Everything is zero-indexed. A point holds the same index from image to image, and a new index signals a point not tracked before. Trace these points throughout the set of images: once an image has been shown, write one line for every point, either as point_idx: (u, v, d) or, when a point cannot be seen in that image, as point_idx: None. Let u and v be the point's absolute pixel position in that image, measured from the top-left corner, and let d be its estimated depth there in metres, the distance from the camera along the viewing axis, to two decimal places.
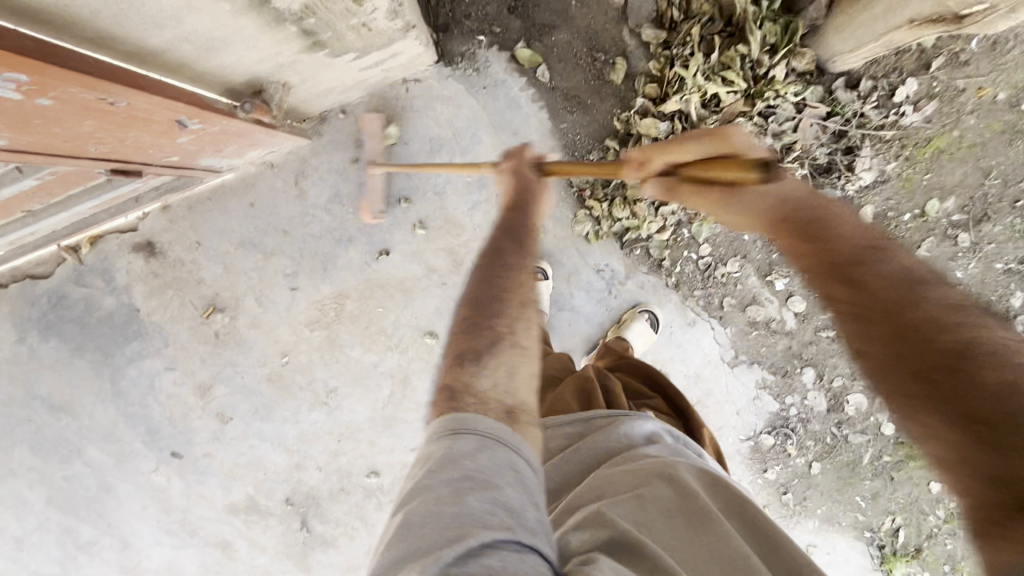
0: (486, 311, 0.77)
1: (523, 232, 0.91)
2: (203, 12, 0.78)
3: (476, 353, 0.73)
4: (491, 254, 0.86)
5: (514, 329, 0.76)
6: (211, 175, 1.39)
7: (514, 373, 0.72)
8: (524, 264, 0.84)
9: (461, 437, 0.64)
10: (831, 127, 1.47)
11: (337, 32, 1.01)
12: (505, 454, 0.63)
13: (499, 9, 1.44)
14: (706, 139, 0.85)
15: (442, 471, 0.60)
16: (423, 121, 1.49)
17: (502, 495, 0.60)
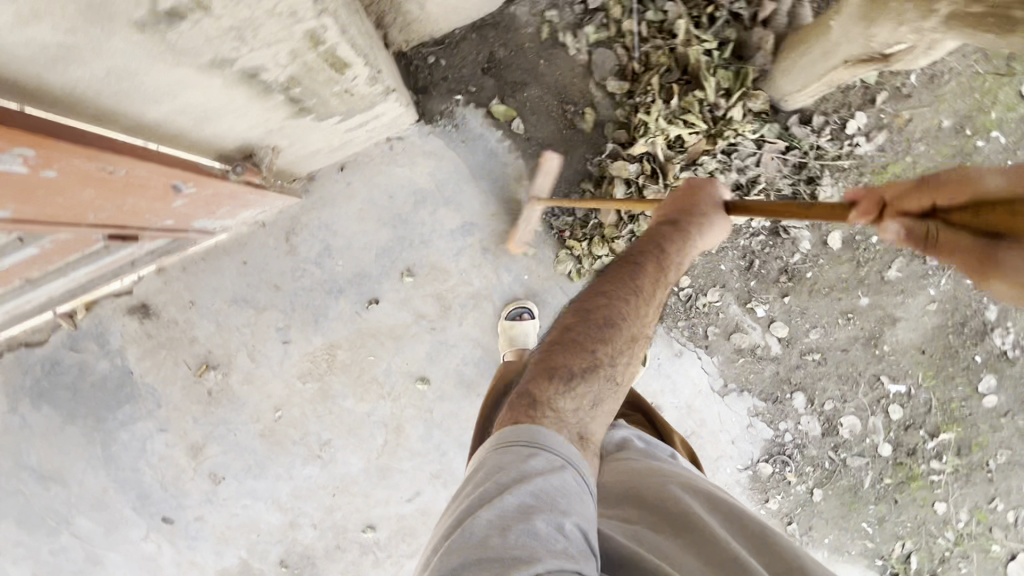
0: (601, 326, 0.82)
1: (672, 260, 0.89)
2: (197, 87, 0.85)
3: (576, 371, 0.78)
4: (633, 276, 0.86)
5: (618, 363, 0.82)
6: (205, 236, 1.44)
7: (594, 406, 0.79)
8: (647, 302, 0.85)
9: (536, 456, 0.70)
10: (791, 160, 1.56)
11: (322, 98, 1.09)
12: (572, 479, 0.70)
13: (474, 71, 1.56)
14: (1009, 174, 0.66)
15: (518, 486, 0.67)
16: (406, 174, 1.56)
17: (567, 519, 0.66)
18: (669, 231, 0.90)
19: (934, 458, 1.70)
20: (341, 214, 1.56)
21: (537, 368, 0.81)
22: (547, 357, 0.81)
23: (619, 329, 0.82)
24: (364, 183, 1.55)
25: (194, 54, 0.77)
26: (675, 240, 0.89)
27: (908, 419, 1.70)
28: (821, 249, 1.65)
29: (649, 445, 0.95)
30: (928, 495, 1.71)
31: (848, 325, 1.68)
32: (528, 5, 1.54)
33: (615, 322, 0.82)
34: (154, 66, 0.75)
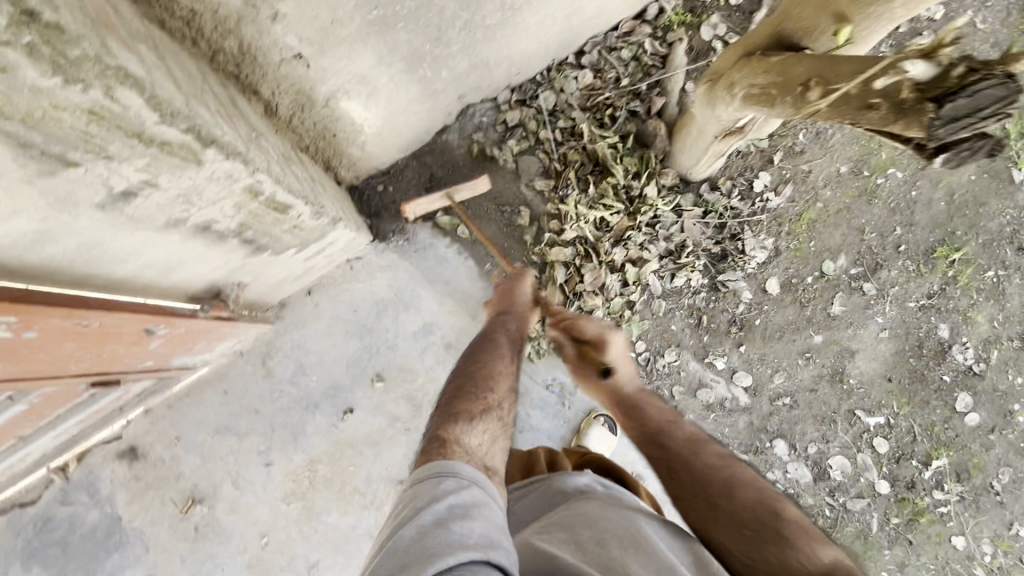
0: (486, 382, 1.08)
1: (516, 331, 1.24)
2: (159, 244, 1.03)
3: (475, 414, 1.01)
4: (496, 343, 1.18)
5: (504, 408, 1.06)
6: (187, 371, 1.56)
7: (493, 440, 0.99)
8: (511, 360, 1.16)
9: (445, 479, 0.84)
10: (710, 223, 1.72)
11: (274, 236, 1.27)
12: (479, 492, 0.84)
13: (418, 192, 1.79)
14: (597, 329, 1.25)
15: (431, 503, 0.79)
16: (368, 288, 1.72)
17: (479, 522, 0.77)
18: (510, 313, 1.28)
19: (936, 489, 1.67)
20: (312, 333, 1.69)
21: (441, 418, 1.00)
22: (447, 406, 1.03)
23: (500, 380, 1.10)
24: (330, 302, 1.71)
25: (151, 219, 0.94)
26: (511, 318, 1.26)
27: (896, 450, 1.68)
28: (762, 297, 1.74)
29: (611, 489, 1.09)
30: (942, 530, 1.66)
31: (809, 364, 1.73)
32: (457, 131, 1.80)
33: (495, 375, 1.10)
34: (118, 235, 0.92)
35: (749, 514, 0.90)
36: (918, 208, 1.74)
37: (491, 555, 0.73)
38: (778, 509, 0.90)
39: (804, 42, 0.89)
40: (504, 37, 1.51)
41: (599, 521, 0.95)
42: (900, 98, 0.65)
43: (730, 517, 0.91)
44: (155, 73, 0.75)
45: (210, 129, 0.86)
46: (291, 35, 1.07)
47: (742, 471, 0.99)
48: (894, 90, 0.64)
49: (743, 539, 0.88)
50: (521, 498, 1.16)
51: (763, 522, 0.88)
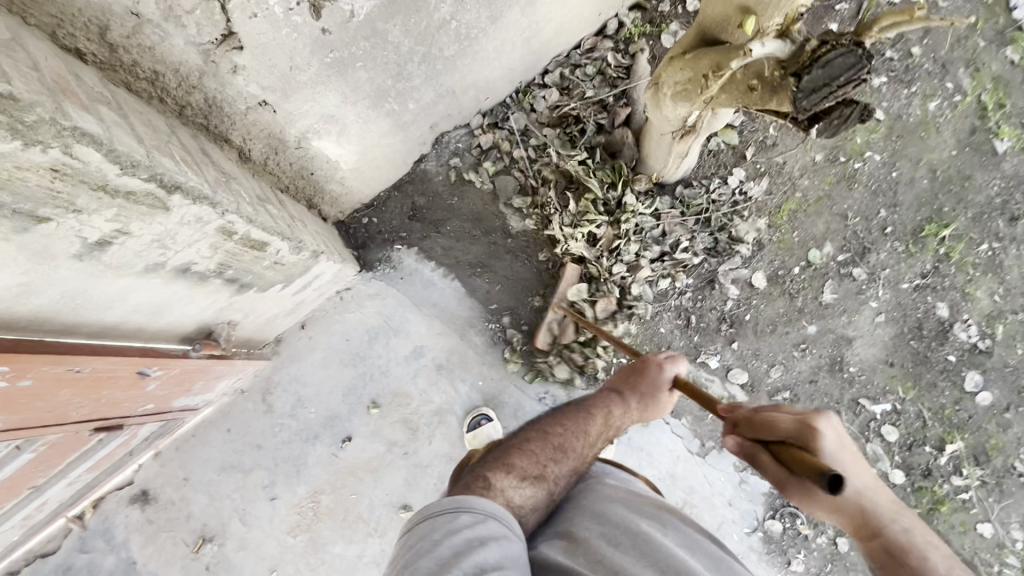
0: (553, 453, 1.03)
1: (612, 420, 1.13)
2: (141, 289, 1.09)
3: (527, 474, 0.97)
4: (583, 421, 1.11)
5: (561, 485, 1.00)
6: (190, 412, 1.62)
7: (535, 506, 0.94)
8: (591, 446, 1.07)
9: (463, 512, 0.84)
10: (691, 221, 1.72)
11: (257, 272, 1.33)
12: (497, 524, 0.84)
13: (401, 221, 1.85)
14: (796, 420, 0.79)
15: (448, 537, 0.79)
16: (359, 317, 1.77)
17: (496, 552, 0.79)
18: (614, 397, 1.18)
19: (955, 475, 1.59)
20: (308, 365, 1.74)
21: (494, 463, 0.99)
22: (503, 454, 1.01)
23: (571, 457, 1.04)
24: (324, 334, 1.76)
25: (129, 266, 1.01)
26: (617, 405, 1.15)
27: (907, 438, 1.62)
28: (750, 291, 1.73)
29: (609, 470, 1.06)
30: (966, 518, 1.59)
31: (806, 356, 1.69)
32: (435, 159, 1.87)
33: (568, 449, 1.05)
34: (98, 283, 0.99)
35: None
36: (900, 188, 1.73)
37: None
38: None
39: (723, 36, 0.93)
40: (466, 65, 1.58)
41: (608, 517, 0.90)
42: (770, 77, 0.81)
43: None
44: (114, 130, 0.82)
45: (173, 176, 0.92)
46: (253, 84, 1.15)
47: None
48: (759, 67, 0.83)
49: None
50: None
51: None
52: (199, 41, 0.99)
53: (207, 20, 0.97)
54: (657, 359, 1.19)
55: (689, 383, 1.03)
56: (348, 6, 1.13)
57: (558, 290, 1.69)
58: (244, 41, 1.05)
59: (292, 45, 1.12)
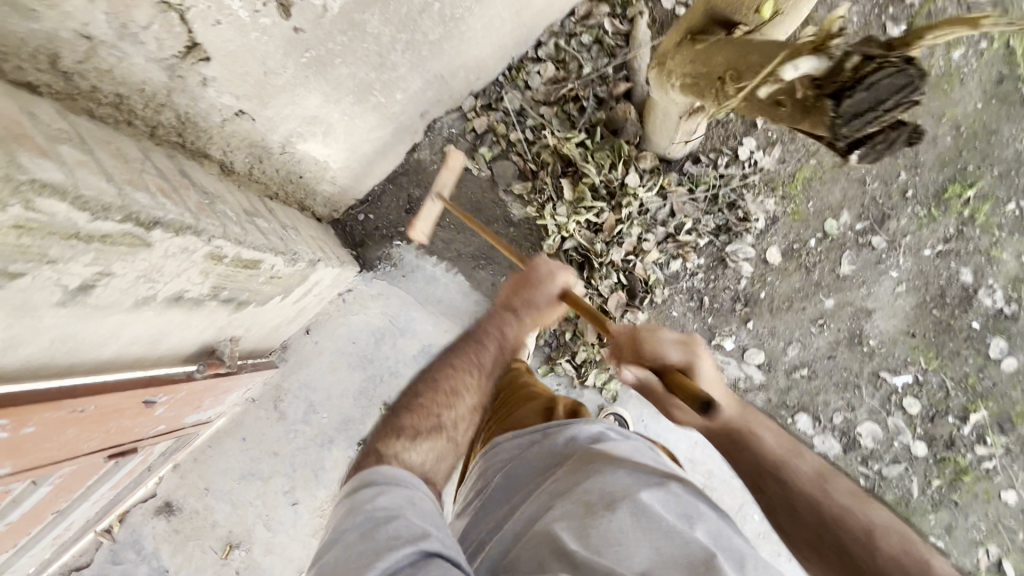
0: (441, 397, 1.05)
1: (502, 342, 1.19)
2: (136, 323, 1.06)
3: (420, 431, 0.98)
4: (472, 354, 1.15)
5: (457, 425, 1.05)
6: (203, 425, 1.62)
7: (437, 456, 0.98)
8: (485, 374, 1.14)
9: (365, 490, 0.84)
10: (700, 197, 1.64)
11: (254, 289, 1.29)
12: (401, 492, 0.84)
13: (399, 215, 1.78)
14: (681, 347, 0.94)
15: (355, 519, 0.80)
16: (364, 319, 1.74)
17: (404, 520, 0.79)
18: (505, 319, 1.22)
19: (978, 444, 1.55)
20: (316, 370, 1.73)
21: (384, 428, 0.99)
22: (392, 417, 1.01)
23: (463, 397, 1.08)
24: (329, 339, 1.73)
25: (120, 303, 0.97)
26: (507, 327, 1.20)
27: (930, 408, 1.58)
28: (764, 267, 1.66)
29: (624, 436, 1.10)
30: (990, 487, 1.53)
31: (824, 331, 1.64)
32: (428, 147, 1.78)
33: (459, 390, 1.08)
34: (89, 324, 0.95)
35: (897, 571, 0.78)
36: (922, 148, 1.64)
37: (420, 547, 0.75)
38: (925, 559, 0.80)
39: (735, 15, 0.89)
40: (454, 47, 1.48)
41: (608, 484, 0.92)
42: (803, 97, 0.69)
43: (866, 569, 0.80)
44: (79, 172, 0.76)
45: (147, 212, 0.86)
46: (227, 95, 1.07)
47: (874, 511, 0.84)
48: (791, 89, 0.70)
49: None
50: (530, 448, 1.13)
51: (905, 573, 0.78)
52: (160, 57, 0.91)
53: (168, 33, 0.89)
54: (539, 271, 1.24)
55: (582, 304, 1.16)
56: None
57: (436, 179, 1.46)
58: (211, 50, 0.96)
59: (263, 49, 1.03)
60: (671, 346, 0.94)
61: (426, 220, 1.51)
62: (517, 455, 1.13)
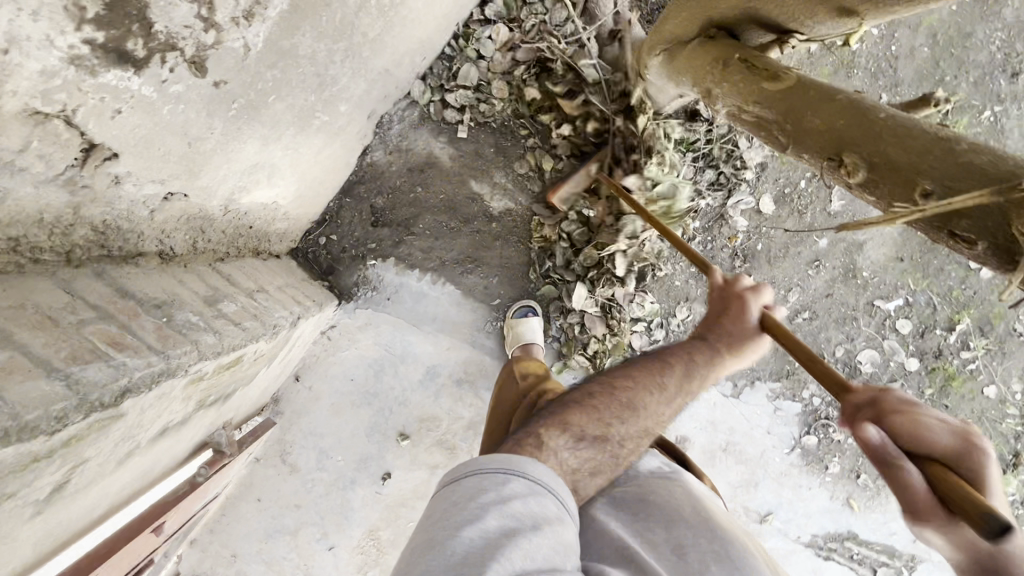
0: (618, 408, 0.82)
1: (690, 372, 0.85)
2: (125, 474, 0.90)
3: (588, 434, 0.78)
4: (653, 368, 0.87)
5: (626, 445, 0.81)
6: (212, 503, 1.49)
7: (593, 471, 0.78)
8: (659, 400, 0.84)
9: (514, 480, 0.67)
10: (692, 158, 1.53)
11: (242, 377, 1.13)
12: (550, 501, 0.68)
13: (365, 231, 1.58)
14: (959, 434, 0.51)
15: (490, 505, 0.64)
16: (356, 352, 1.61)
17: (548, 538, 0.64)
18: (696, 344, 0.88)
19: (963, 349, 1.66)
20: (319, 416, 1.61)
21: (548, 415, 0.80)
22: (564, 406, 0.82)
23: (640, 413, 0.82)
24: (323, 381, 1.61)
25: (102, 473, 0.80)
26: (701, 351, 0.86)
27: (920, 326, 1.66)
28: (759, 218, 1.61)
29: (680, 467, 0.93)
30: (974, 386, 1.67)
31: (821, 272, 1.65)
32: (381, 148, 1.56)
33: (636, 404, 0.83)
34: (73, 507, 0.78)
35: None
36: (900, 64, 1.57)
37: None
38: None
39: (791, 23, 0.80)
40: (397, 35, 1.22)
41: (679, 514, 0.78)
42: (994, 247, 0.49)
43: None
44: (8, 390, 0.57)
45: (107, 390, 0.67)
46: (148, 184, 0.84)
47: None
48: (990, 230, 0.49)
49: None
50: None
51: None
52: (51, 176, 0.67)
53: (53, 144, 0.65)
54: (738, 289, 0.86)
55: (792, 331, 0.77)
56: (239, 39, 0.79)
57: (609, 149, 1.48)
58: (117, 144, 0.73)
59: (182, 118, 0.79)
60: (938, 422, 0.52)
61: (576, 182, 1.50)
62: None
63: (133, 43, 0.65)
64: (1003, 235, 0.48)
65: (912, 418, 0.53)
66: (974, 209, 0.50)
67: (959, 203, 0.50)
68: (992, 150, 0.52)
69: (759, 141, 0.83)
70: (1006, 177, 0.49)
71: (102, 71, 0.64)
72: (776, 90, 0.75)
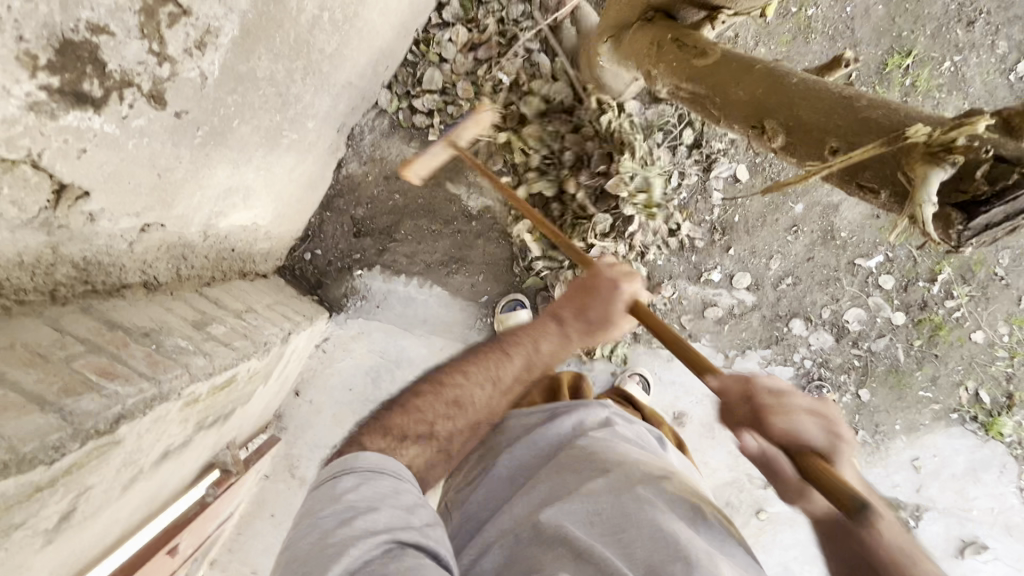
0: (444, 406, 0.81)
1: (531, 359, 0.88)
2: (130, 499, 0.92)
3: (411, 433, 0.77)
4: (496, 357, 0.87)
5: (454, 442, 0.81)
6: (226, 523, 1.53)
7: (431, 467, 0.79)
8: (494, 391, 0.84)
9: (343, 478, 0.70)
10: (663, 141, 1.57)
11: (238, 396, 1.16)
12: (387, 481, 0.70)
13: (349, 241, 1.61)
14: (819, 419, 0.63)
15: (324, 511, 0.66)
16: (351, 362, 1.65)
17: (385, 512, 0.66)
18: (549, 330, 0.90)
19: (947, 298, 1.67)
20: (321, 427, 1.65)
21: (372, 421, 0.79)
22: (397, 407, 0.80)
23: (467, 411, 0.82)
24: (323, 393, 1.64)
25: (106, 500, 0.83)
26: (550, 337, 0.89)
27: (903, 280, 1.67)
28: (735, 188, 1.63)
29: (630, 423, 0.98)
30: (962, 333, 1.69)
31: (800, 236, 1.67)
32: (355, 159, 1.59)
33: (463, 401, 0.82)
34: (81, 535, 0.81)
35: None
36: (857, 24, 1.60)
37: (404, 538, 0.65)
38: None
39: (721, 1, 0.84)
40: (355, 48, 1.24)
41: (607, 473, 0.80)
42: (897, 191, 0.56)
43: None
44: (5, 424, 0.60)
45: (100, 418, 0.70)
46: (123, 219, 0.86)
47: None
48: (890, 177, 0.56)
49: None
50: (528, 433, 0.95)
51: None
52: (26, 220, 0.70)
53: (23, 189, 0.68)
54: (613, 276, 0.90)
55: (660, 321, 0.84)
56: (195, 69, 0.82)
57: (461, 123, 1.36)
58: (87, 182, 0.75)
59: (149, 150, 0.82)
60: (809, 419, 0.63)
61: (430, 161, 1.40)
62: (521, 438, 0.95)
63: (89, 84, 0.68)
64: (900, 180, 0.55)
65: (789, 417, 0.63)
66: (875, 159, 0.57)
67: (863, 155, 0.57)
68: (886, 104, 0.59)
69: (696, 115, 0.89)
70: (900, 126, 0.56)
71: (63, 114, 0.67)
72: (705, 65, 0.81)
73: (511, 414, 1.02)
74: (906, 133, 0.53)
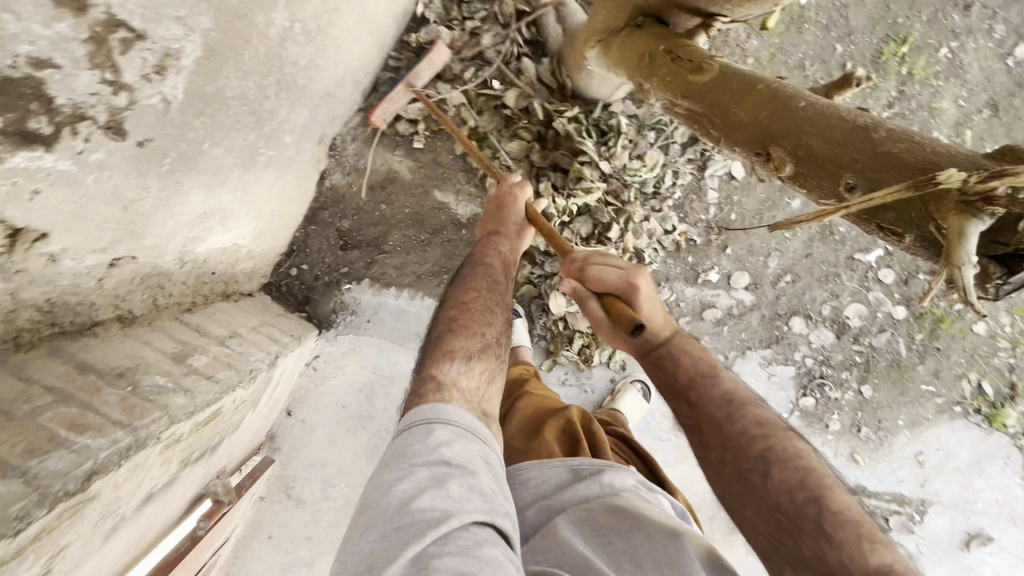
0: (473, 309, 0.89)
1: (504, 259, 1.07)
2: (114, 546, 0.88)
3: (472, 351, 0.82)
4: (484, 268, 1.01)
5: (501, 342, 0.89)
6: (219, 556, 1.45)
7: (491, 381, 0.82)
8: (503, 288, 0.99)
9: (437, 428, 0.68)
10: (653, 140, 1.53)
11: (226, 426, 1.12)
12: (478, 446, 0.70)
13: (335, 255, 1.56)
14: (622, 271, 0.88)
15: (419, 460, 0.65)
16: (343, 379, 1.61)
17: (476, 481, 0.65)
18: (497, 240, 1.11)
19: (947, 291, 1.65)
20: (315, 447, 1.61)
21: (433, 355, 0.81)
22: (440, 339, 0.84)
23: (496, 311, 0.92)
24: (315, 412, 1.60)
25: (87, 554, 0.79)
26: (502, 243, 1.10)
27: (902, 273, 1.65)
28: (730, 186, 1.59)
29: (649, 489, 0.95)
30: (963, 325, 1.67)
31: (797, 232, 1.63)
32: (338, 170, 1.53)
33: (494, 306, 0.92)
34: None
35: (790, 503, 0.74)
36: (851, 12, 1.55)
37: (495, 519, 0.64)
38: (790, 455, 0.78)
39: (716, 9, 0.80)
40: (331, 57, 1.19)
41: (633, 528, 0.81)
42: (926, 235, 0.52)
43: (763, 505, 0.76)
44: None
45: (69, 478, 0.66)
46: (87, 255, 0.81)
47: (793, 448, 0.78)
48: (917, 222, 0.52)
49: (776, 528, 0.75)
50: (556, 492, 0.91)
51: (806, 514, 0.73)
52: None
53: None
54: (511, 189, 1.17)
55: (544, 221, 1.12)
56: (156, 95, 0.77)
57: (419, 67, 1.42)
58: (44, 223, 0.70)
59: (111, 184, 0.77)
60: (612, 269, 0.89)
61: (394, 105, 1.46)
62: (543, 496, 0.91)
63: (36, 122, 0.62)
64: (930, 226, 0.51)
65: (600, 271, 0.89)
66: (898, 202, 0.53)
67: (883, 197, 0.53)
68: (908, 136, 0.55)
69: (694, 133, 0.85)
70: (927, 168, 0.51)
71: (9, 155, 0.61)
72: (702, 82, 0.77)
73: (525, 463, 0.98)
74: (937, 179, 0.49)
